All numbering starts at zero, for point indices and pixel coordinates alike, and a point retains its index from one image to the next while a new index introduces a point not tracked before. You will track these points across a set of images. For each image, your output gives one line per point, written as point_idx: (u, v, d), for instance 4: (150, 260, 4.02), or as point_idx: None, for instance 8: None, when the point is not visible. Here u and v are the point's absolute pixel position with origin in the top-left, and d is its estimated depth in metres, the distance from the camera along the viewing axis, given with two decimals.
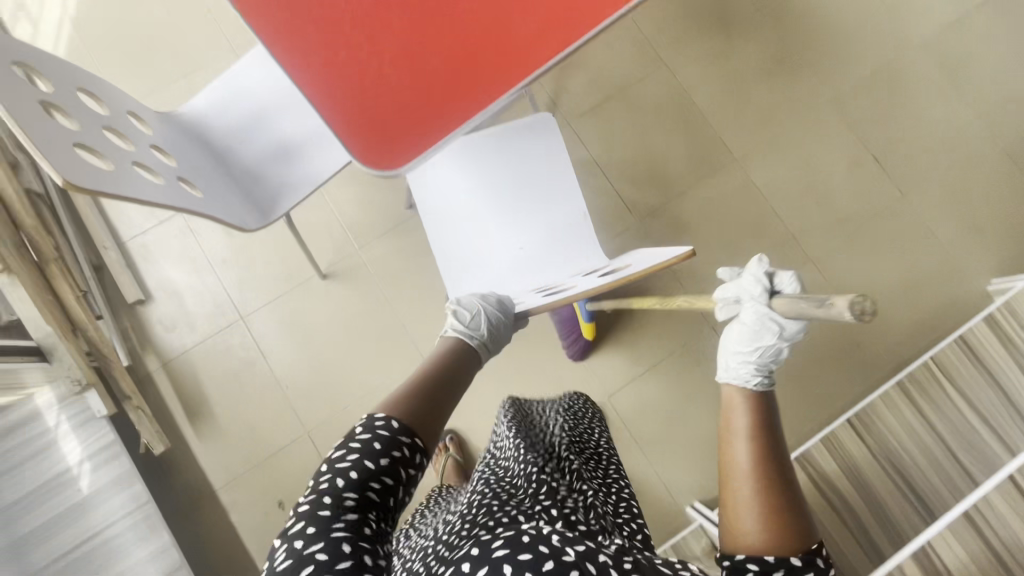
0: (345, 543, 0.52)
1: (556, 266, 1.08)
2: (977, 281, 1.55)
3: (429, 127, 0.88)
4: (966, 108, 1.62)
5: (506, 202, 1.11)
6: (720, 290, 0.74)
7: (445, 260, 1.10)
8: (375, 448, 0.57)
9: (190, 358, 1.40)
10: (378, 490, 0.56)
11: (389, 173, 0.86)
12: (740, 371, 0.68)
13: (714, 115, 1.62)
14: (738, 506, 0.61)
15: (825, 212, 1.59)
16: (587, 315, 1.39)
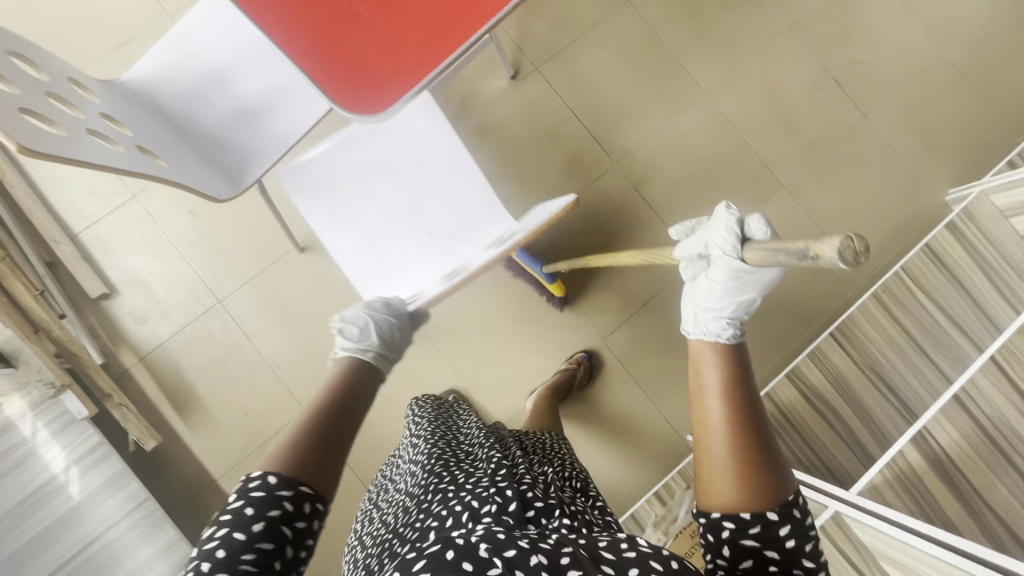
0: None
1: (467, 240, 1.02)
2: (937, 194, 1.58)
3: (416, 60, 0.79)
4: (918, 23, 1.60)
5: (406, 183, 1.02)
6: (685, 246, 0.76)
7: (351, 256, 1.03)
8: (245, 516, 0.53)
9: (169, 349, 1.32)
10: (254, 560, 0.52)
11: (378, 116, 0.78)
12: (711, 326, 0.69)
13: (681, 47, 1.55)
14: (709, 461, 0.59)
15: (798, 140, 1.56)
16: (549, 277, 1.33)
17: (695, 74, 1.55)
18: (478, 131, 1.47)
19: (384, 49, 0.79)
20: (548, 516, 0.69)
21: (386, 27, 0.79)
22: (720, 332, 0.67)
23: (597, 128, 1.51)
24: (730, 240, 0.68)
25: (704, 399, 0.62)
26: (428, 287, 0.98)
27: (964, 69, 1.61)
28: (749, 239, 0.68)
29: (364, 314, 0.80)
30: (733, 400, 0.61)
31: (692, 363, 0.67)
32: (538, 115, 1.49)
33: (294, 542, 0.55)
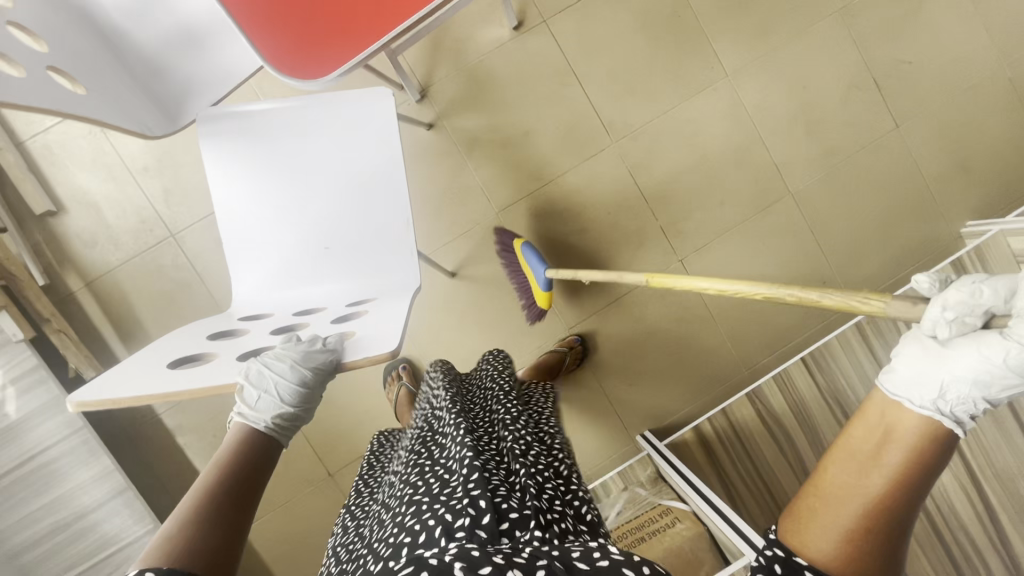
0: None
1: (351, 278, 0.94)
2: (953, 222, 1.46)
3: (356, 36, 0.71)
4: (979, 28, 1.43)
5: (329, 185, 0.92)
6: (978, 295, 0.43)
7: (236, 227, 0.92)
8: None
9: (118, 278, 1.27)
10: None
11: (303, 84, 0.69)
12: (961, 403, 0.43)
13: (709, 19, 1.38)
14: (822, 512, 0.42)
15: (816, 141, 1.42)
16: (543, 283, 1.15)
17: (722, 53, 1.39)
18: (470, 85, 1.34)
19: (328, 11, 0.72)
20: (522, 529, 0.61)
21: None
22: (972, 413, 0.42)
23: (601, 99, 1.37)
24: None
25: (866, 462, 0.41)
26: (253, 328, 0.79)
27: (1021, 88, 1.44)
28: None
29: (264, 369, 0.67)
30: (899, 483, 0.40)
31: (878, 430, 0.42)
32: (537, 74, 1.35)
33: None
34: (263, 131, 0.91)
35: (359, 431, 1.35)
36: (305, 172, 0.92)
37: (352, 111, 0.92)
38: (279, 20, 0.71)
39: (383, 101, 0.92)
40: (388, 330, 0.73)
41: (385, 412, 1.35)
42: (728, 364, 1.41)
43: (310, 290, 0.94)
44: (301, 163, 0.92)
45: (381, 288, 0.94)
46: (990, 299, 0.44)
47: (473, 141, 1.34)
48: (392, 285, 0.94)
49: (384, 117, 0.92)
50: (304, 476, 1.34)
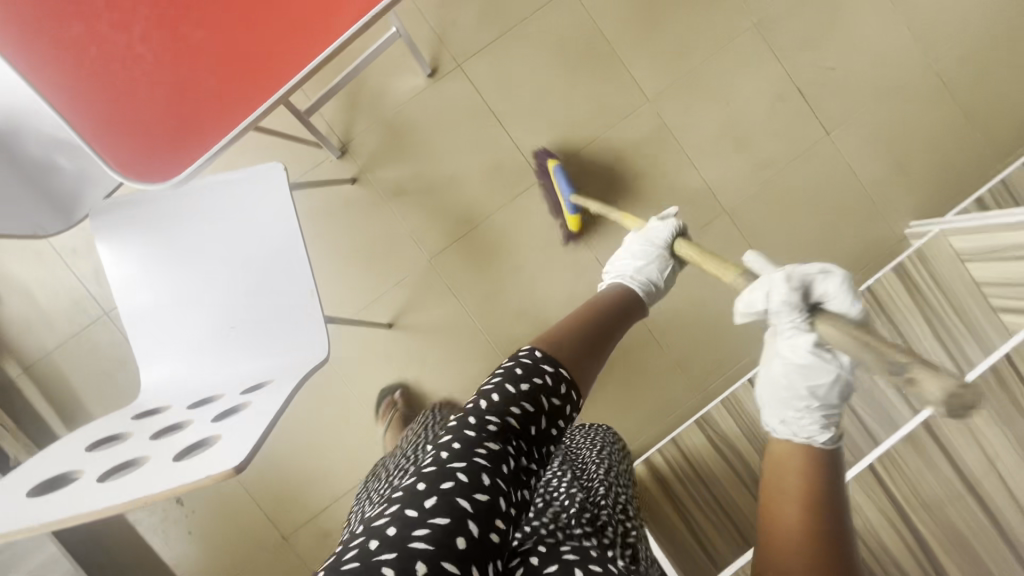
0: (484, 472, 0.49)
1: (257, 354, 0.92)
2: (895, 226, 1.44)
3: (204, 124, 0.66)
4: (899, 29, 1.42)
5: (231, 264, 0.91)
6: (743, 299, 0.63)
7: (141, 313, 0.93)
8: (516, 373, 0.55)
9: (56, 361, 1.28)
10: (518, 416, 0.53)
11: (151, 182, 0.65)
12: (803, 425, 0.54)
13: (625, 47, 1.37)
14: (777, 552, 0.46)
15: (746, 157, 1.41)
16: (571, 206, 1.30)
17: (640, 78, 1.38)
18: (390, 136, 1.34)
19: (171, 96, 0.66)
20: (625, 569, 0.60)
21: (168, 74, 0.66)
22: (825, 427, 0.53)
23: (522, 136, 1.36)
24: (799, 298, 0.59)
25: (780, 492, 0.49)
26: (139, 430, 0.76)
27: (950, 84, 1.43)
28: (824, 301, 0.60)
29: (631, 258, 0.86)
30: (816, 503, 0.47)
31: (778, 464, 0.52)
32: (455, 118, 1.35)
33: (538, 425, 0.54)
34: (155, 222, 0.91)
35: (310, 492, 1.34)
36: (210, 253, 0.91)
37: (245, 189, 0.90)
38: (121, 113, 0.66)
39: (269, 172, 0.90)
40: (248, 437, 0.64)
41: (334, 472, 1.34)
42: (680, 389, 1.39)
43: (222, 372, 0.91)
44: (207, 249, 0.91)
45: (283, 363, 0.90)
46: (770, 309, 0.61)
47: (398, 191, 1.34)
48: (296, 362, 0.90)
49: (268, 189, 0.90)
50: (257, 544, 1.33)
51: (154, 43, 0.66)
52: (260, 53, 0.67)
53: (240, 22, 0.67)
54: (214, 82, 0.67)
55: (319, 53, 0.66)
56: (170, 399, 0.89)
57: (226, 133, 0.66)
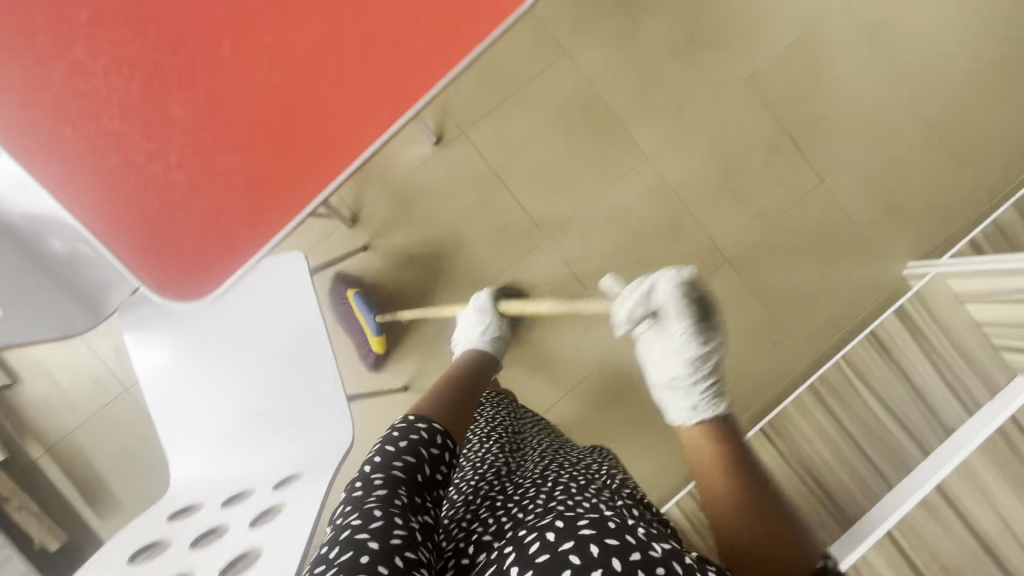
0: (376, 509, 0.58)
1: (287, 440, 0.94)
2: (893, 267, 1.48)
3: (238, 242, 0.69)
4: (886, 78, 1.47)
5: (259, 355, 0.94)
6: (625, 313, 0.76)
7: (171, 404, 0.95)
8: (393, 435, 0.67)
9: (78, 440, 1.30)
10: (401, 468, 0.63)
11: (192, 302, 0.68)
12: (695, 405, 0.71)
13: (622, 107, 1.43)
14: (711, 494, 0.63)
15: (745, 207, 1.45)
16: (375, 328, 1.33)
17: (639, 137, 1.43)
18: (399, 203, 1.38)
19: (206, 217, 0.69)
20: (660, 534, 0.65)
21: (202, 197, 0.69)
22: (717, 398, 0.71)
23: (528, 198, 1.40)
24: (678, 294, 0.73)
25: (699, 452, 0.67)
26: (176, 537, 0.81)
27: (938, 129, 1.49)
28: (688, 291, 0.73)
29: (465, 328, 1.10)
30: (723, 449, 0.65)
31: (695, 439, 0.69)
32: (462, 182, 1.39)
33: (430, 461, 0.67)
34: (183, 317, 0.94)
35: None
36: (240, 347, 0.94)
37: (271, 280, 0.94)
38: (159, 236, 0.69)
39: (296, 263, 0.94)
40: (287, 554, 0.70)
41: None
42: None
43: (254, 462, 0.94)
44: (238, 340, 0.94)
45: (314, 449, 0.92)
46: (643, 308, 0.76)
47: (409, 256, 1.38)
48: (325, 450, 0.91)
49: (294, 282, 0.94)
50: None
51: (188, 167, 0.69)
52: (290, 172, 0.70)
53: (269, 143, 0.70)
54: (246, 201, 0.69)
55: (345, 172, 0.70)
56: (202, 492, 0.90)
57: (260, 252, 0.69)
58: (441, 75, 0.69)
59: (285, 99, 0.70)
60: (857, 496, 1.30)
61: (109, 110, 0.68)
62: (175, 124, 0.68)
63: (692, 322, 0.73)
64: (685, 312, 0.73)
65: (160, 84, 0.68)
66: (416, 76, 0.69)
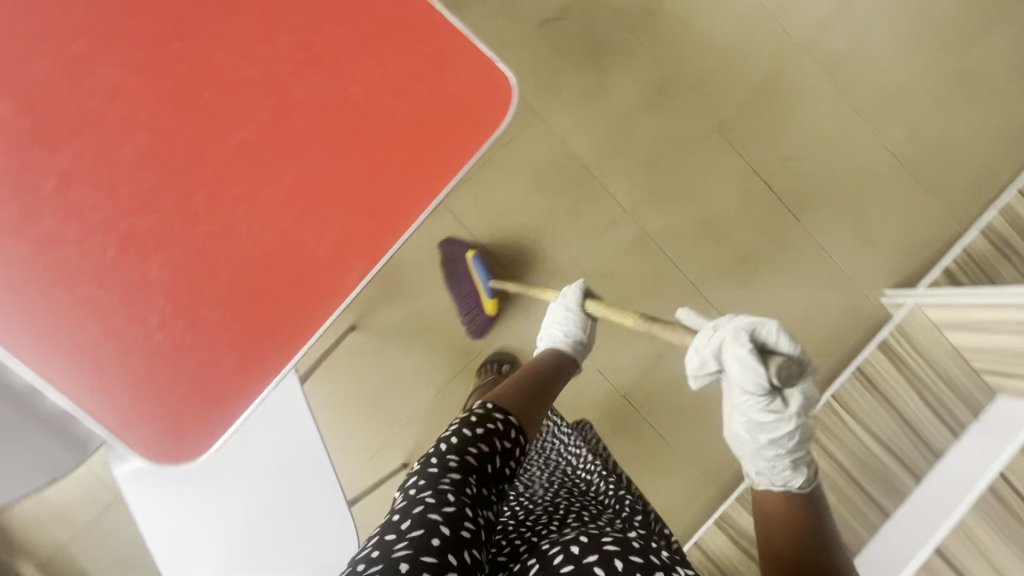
0: (448, 493, 0.62)
1: (295, 554, 0.94)
2: (872, 296, 1.52)
3: (229, 395, 0.69)
4: (850, 113, 1.51)
5: (264, 474, 0.93)
6: (690, 365, 0.63)
7: (165, 530, 0.90)
8: (472, 420, 0.70)
9: (73, 552, 1.26)
10: (474, 455, 0.67)
11: (186, 462, 0.67)
12: (771, 474, 0.62)
13: (598, 163, 1.44)
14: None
15: (726, 251, 1.47)
16: (490, 291, 1.35)
17: (616, 192, 1.44)
18: (383, 279, 1.37)
19: (193, 373, 0.68)
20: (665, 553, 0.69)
21: (188, 353, 0.68)
22: (795, 471, 0.61)
23: (511, 261, 1.41)
24: (759, 366, 0.57)
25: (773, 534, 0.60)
26: None
27: (902, 158, 1.53)
28: (775, 353, 0.58)
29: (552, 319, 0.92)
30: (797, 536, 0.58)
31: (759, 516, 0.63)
32: (445, 252, 1.39)
33: (499, 449, 0.69)
34: None
35: None
36: (241, 472, 0.92)
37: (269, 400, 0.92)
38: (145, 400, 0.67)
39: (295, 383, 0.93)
40: None
41: None
42: (694, 484, 1.43)
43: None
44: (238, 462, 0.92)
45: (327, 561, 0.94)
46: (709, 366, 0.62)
47: (398, 331, 1.37)
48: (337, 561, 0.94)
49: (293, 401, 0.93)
50: None
51: (172, 328, 0.67)
52: (276, 318, 0.70)
53: (253, 294, 0.69)
54: (234, 352, 0.69)
55: (331, 313, 0.71)
56: None
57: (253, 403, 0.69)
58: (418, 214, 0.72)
59: (264, 246, 0.70)
60: (856, 531, 1.33)
61: (82, 282, 0.65)
62: (154, 286, 0.67)
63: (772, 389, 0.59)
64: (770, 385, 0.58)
65: (134, 247, 0.67)
66: (393, 215, 0.72)
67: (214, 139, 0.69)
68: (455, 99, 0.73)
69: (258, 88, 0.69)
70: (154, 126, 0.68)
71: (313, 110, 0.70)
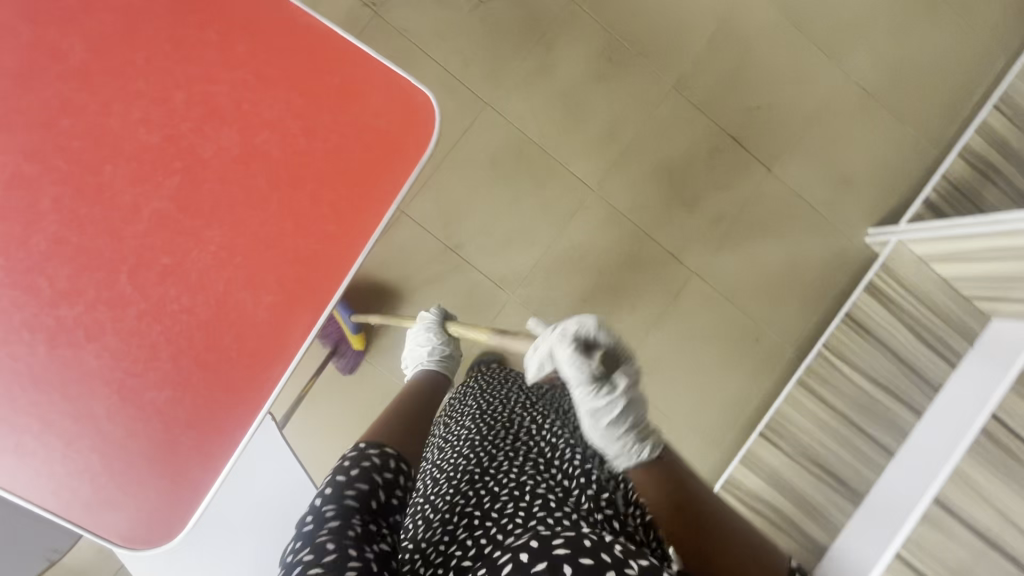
0: (328, 541, 0.54)
1: None
2: (855, 237, 1.48)
3: (188, 472, 0.66)
4: (811, 52, 1.44)
5: (256, 526, 0.91)
6: (532, 370, 0.63)
7: None
8: (343, 464, 0.65)
9: None
10: (354, 495, 0.61)
11: (157, 545, 0.65)
12: (623, 450, 0.62)
13: (555, 144, 1.38)
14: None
15: (699, 214, 1.43)
16: (354, 328, 1.29)
17: (579, 172, 1.39)
18: (355, 299, 1.34)
19: (151, 456, 0.65)
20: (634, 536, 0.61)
21: (140, 439, 0.65)
22: (640, 443, 0.62)
23: (483, 261, 1.37)
24: (583, 359, 0.58)
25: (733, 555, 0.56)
26: None
27: (871, 88, 1.46)
28: (596, 345, 0.59)
29: (413, 343, 1.03)
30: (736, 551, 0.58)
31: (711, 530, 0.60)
32: (412, 262, 1.35)
33: (383, 486, 0.65)
34: None
35: None
36: (230, 535, 0.91)
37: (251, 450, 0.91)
38: (105, 491, 0.65)
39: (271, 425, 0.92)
40: None
41: None
42: (698, 453, 1.43)
43: None
44: (228, 516, 0.91)
45: None
46: (541, 364, 0.62)
47: (379, 349, 1.35)
48: None
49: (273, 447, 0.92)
50: None
51: (118, 414, 0.65)
52: (225, 386, 0.67)
53: (195, 366, 0.66)
54: (186, 428, 0.66)
55: (282, 370, 0.68)
56: None
57: (216, 473, 0.67)
58: (356, 253, 0.69)
59: (199, 315, 0.66)
60: (862, 475, 1.31)
61: (18, 381, 0.63)
62: (91, 377, 0.64)
63: (592, 380, 0.59)
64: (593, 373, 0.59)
65: (63, 340, 0.64)
66: (332, 258, 0.69)
67: (127, 213, 0.65)
68: (374, 128, 0.69)
69: (164, 151, 0.66)
70: (61, 209, 0.64)
71: (226, 165, 0.67)
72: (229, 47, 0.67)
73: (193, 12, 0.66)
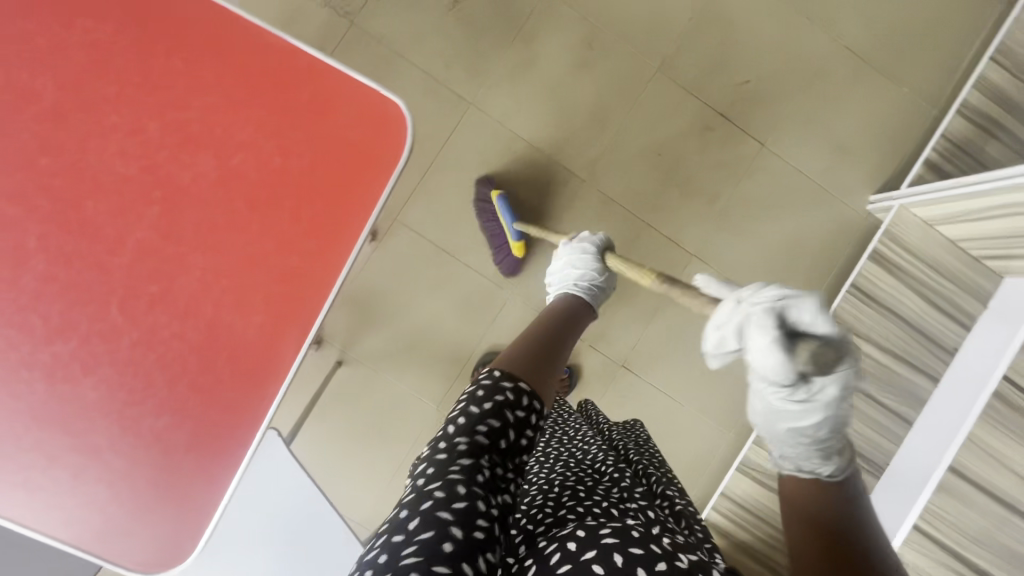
0: (459, 484, 0.46)
1: None
2: (857, 205, 1.45)
3: (193, 494, 0.67)
4: (797, 20, 1.41)
5: (267, 542, 0.92)
6: (704, 350, 0.46)
7: None
8: (478, 395, 0.52)
9: None
10: (487, 432, 0.50)
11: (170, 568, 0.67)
12: (795, 457, 0.49)
13: (542, 137, 1.37)
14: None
15: (695, 195, 1.41)
16: (516, 234, 1.29)
17: (569, 162, 1.38)
18: (355, 309, 1.35)
19: (155, 482, 0.67)
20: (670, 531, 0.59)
21: (145, 466, 0.67)
22: (825, 459, 0.48)
23: (479, 260, 1.37)
24: (785, 351, 0.39)
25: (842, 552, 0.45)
26: None
27: (862, 52, 1.43)
28: (805, 336, 0.40)
29: (557, 266, 0.81)
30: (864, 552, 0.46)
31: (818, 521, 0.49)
32: (409, 267, 1.35)
33: (518, 425, 0.52)
34: None
35: None
36: (244, 551, 0.92)
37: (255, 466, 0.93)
38: (116, 520, 0.67)
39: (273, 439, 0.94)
40: None
41: None
42: (712, 435, 1.41)
43: None
44: (240, 533, 0.92)
45: None
46: (720, 344, 0.46)
47: (383, 355, 1.36)
48: None
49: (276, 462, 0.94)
50: None
51: (120, 443, 0.66)
52: (223, 408, 0.68)
53: (191, 391, 0.67)
54: (188, 453, 0.67)
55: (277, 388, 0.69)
56: None
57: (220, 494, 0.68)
58: (340, 267, 0.70)
59: (192, 341, 0.67)
60: (882, 447, 1.28)
61: (19, 418, 0.64)
62: (90, 410, 0.65)
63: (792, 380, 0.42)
64: (799, 373, 0.40)
65: (60, 376, 0.65)
66: (318, 274, 0.69)
67: (112, 246, 0.66)
68: (348, 141, 0.69)
69: (142, 181, 0.67)
70: (47, 247, 0.65)
71: (206, 190, 0.67)
72: (197, 72, 0.67)
73: (159, 41, 0.67)
